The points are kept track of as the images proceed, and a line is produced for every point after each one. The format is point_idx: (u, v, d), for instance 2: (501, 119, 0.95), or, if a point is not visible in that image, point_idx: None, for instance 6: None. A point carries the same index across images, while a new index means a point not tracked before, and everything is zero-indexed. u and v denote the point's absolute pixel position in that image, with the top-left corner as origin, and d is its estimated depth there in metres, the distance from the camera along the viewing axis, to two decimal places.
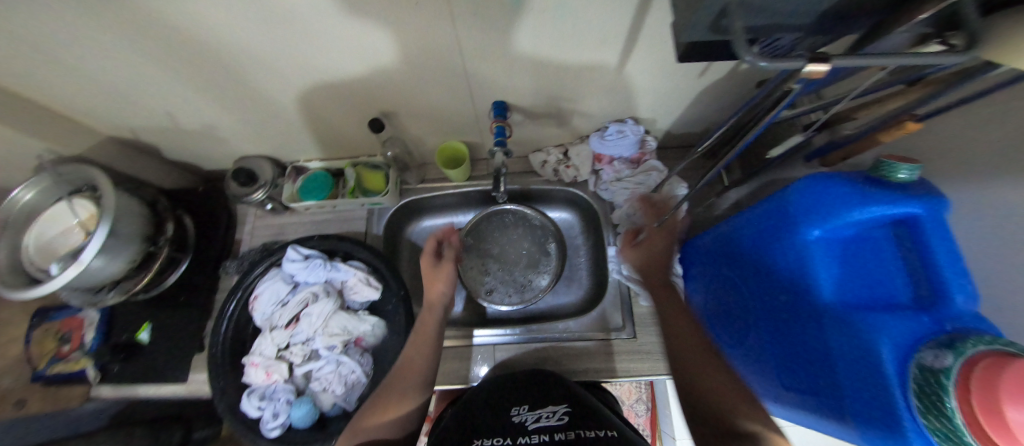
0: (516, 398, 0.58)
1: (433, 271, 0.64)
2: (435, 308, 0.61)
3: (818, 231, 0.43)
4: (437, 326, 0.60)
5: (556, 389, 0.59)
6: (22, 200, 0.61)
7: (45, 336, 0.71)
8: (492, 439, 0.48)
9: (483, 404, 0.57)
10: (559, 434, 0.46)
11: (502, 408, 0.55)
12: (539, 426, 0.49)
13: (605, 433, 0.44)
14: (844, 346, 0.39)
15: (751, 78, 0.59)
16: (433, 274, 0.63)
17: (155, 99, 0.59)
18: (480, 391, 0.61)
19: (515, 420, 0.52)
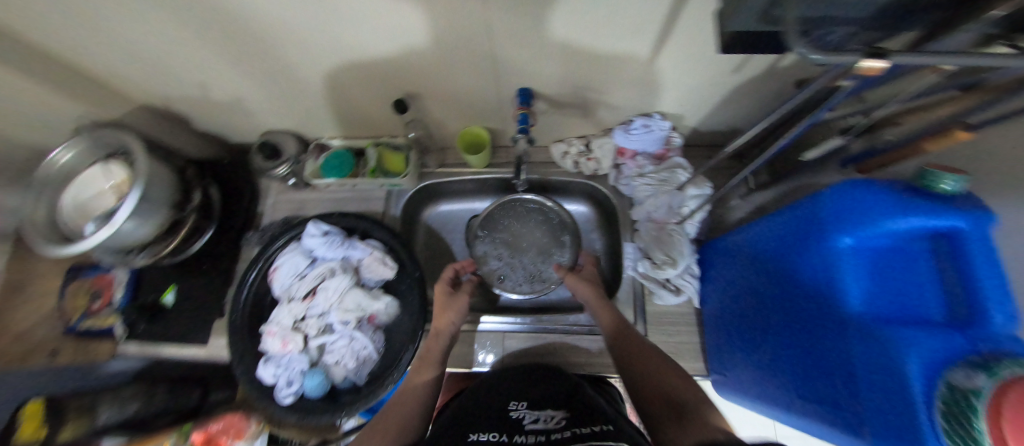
0: (515, 394, 0.57)
1: (448, 302, 0.69)
2: (442, 335, 0.66)
3: (851, 238, 0.41)
4: (441, 352, 0.64)
5: (558, 391, 0.58)
6: (61, 161, 0.62)
7: (79, 291, 0.74)
8: (487, 434, 0.47)
9: (483, 400, 0.56)
10: (555, 433, 0.45)
11: (501, 405, 0.55)
12: (535, 427, 0.48)
13: (601, 429, 0.44)
14: (868, 360, 0.38)
15: (790, 78, 0.56)
16: (444, 305, 0.68)
17: (188, 69, 0.60)
18: (479, 388, 0.61)
19: (513, 416, 0.52)
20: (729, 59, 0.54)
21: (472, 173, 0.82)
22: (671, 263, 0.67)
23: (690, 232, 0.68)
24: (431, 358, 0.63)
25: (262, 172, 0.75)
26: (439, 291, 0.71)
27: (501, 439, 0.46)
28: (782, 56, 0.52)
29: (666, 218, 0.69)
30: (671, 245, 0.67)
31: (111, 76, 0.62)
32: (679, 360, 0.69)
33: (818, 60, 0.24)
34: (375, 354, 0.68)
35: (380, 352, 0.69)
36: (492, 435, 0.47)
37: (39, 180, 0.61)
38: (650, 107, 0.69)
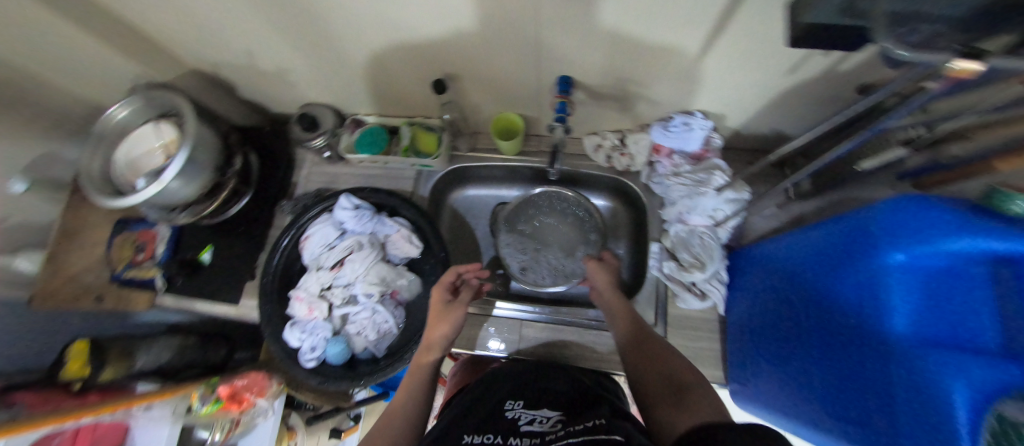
0: (509, 395, 0.56)
1: (445, 311, 0.61)
2: (433, 349, 0.59)
3: (903, 255, 0.38)
4: (430, 368, 0.58)
5: (557, 392, 0.58)
6: (117, 118, 0.65)
7: (125, 243, 0.77)
8: (484, 435, 0.46)
9: (478, 406, 0.54)
10: (550, 433, 0.44)
11: (496, 406, 0.53)
12: (529, 429, 0.47)
13: (595, 422, 0.44)
14: (908, 386, 0.36)
15: (849, 83, 0.53)
16: (441, 314, 0.61)
17: (238, 38, 0.61)
18: (474, 390, 0.60)
19: (508, 417, 0.50)
20: (785, 59, 0.51)
21: (502, 159, 0.82)
22: (698, 266, 0.66)
23: (723, 237, 0.67)
24: (418, 372, 0.58)
25: (298, 142, 0.77)
26: (437, 298, 0.63)
27: (496, 441, 0.44)
28: (844, 60, 0.49)
29: (697, 221, 0.67)
30: (701, 248, 0.66)
31: (166, 39, 0.64)
32: (697, 365, 0.68)
33: (905, 57, 0.22)
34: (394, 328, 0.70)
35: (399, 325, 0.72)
36: (487, 437, 0.45)
37: (97, 134, 0.65)
38: (693, 105, 0.67)
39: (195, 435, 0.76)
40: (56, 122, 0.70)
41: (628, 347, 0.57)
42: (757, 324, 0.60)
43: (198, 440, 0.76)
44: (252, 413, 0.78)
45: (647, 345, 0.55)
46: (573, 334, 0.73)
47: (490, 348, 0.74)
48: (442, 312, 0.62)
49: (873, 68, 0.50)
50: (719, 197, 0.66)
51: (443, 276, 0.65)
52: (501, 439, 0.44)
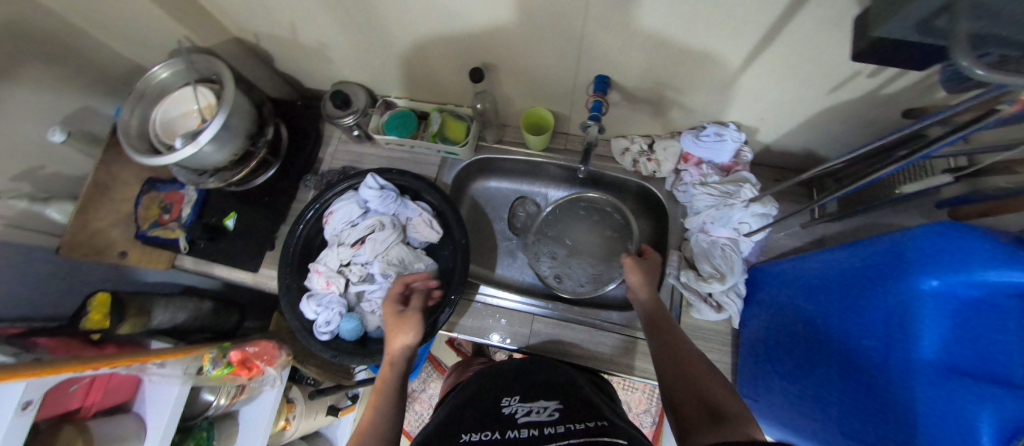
0: (507, 390, 0.58)
1: (399, 320, 0.56)
2: (395, 360, 0.54)
3: (937, 281, 0.37)
4: (396, 382, 0.52)
5: (555, 383, 0.59)
6: (159, 77, 0.67)
7: (152, 203, 0.79)
8: (480, 432, 0.47)
9: (474, 399, 0.56)
10: (548, 428, 0.45)
11: (494, 402, 0.55)
12: (529, 420, 0.48)
13: (595, 424, 0.44)
14: (934, 411, 0.36)
15: (891, 107, 0.53)
16: (396, 325, 0.56)
17: (283, 11, 0.62)
18: (474, 383, 0.61)
19: (506, 411, 0.51)
20: (829, 78, 0.51)
21: (526, 153, 0.84)
22: (718, 278, 0.65)
23: (745, 250, 0.66)
24: (382, 388, 0.51)
25: (329, 119, 0.76)
26: (388, 312, 0.58)
27: (494, 437, 0.45)
28: (890, 83, 0.49)
29: (721, 232, 0.67)
30: (722, 259, 0.66)
31: (212, 5, 0.65)
32: None
33: (984, 77, 0.22)
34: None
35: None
36: (484, 435, 0.46)
37: (138, 91, 0.66)
38: (727, 116, 0.67)
39: (199, 399, 0.76)
40: (96, 76, 0.71)
41: (661, 362, 0.49)
42: (770, 339, 0.60)
43: (202, 404, 0.75)
44: (260, 380, 0.83)
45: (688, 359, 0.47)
46: (582, 333, 0.73)
47: (493, 340, 0.75)
48: (397, 323, 0.56)
49: (919, 95, 0.49)
50: (747, 210, 0.65)
51: (392, 288, 0.61)
52: (499, 436, 0.46)
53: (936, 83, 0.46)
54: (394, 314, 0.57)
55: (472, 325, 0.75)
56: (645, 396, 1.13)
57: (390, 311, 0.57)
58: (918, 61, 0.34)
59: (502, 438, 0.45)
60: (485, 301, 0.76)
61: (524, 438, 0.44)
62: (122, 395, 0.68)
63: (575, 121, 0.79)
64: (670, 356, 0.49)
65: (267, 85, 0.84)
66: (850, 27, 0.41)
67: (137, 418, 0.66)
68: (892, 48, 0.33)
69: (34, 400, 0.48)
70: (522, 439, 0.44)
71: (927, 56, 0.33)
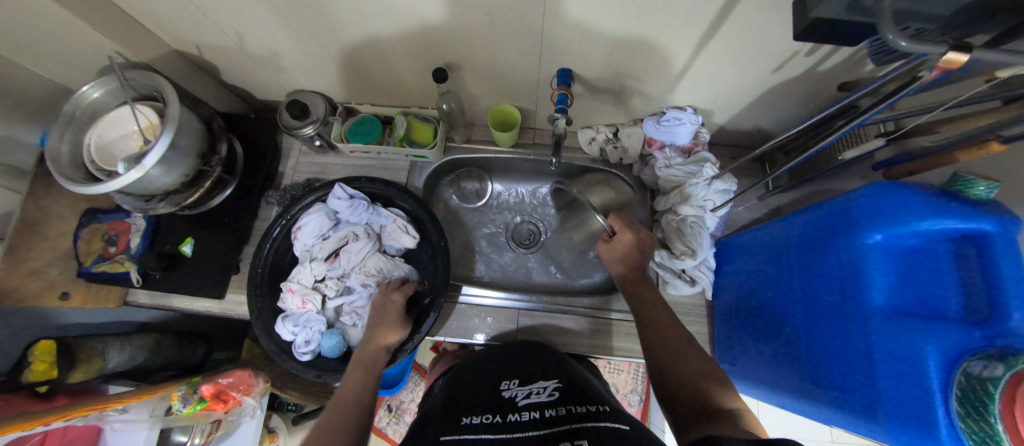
0: (505, 374, 0.58)
1: (396, 320, 0.63)
2: (381, 349, 0.60)
3: (880, 235, 0.41)
4: (379, 366, 0.58)
5: (552, 364, 0.60)
6: (90, 97, 0.62)
7: (93, 236, 0.72)
8: (481, 416, 0.47)
9: (466, 383, 0.57)
10: (549, 410, 0.46)
11: (492, 386, 0.55)
12: (529, 402, 0.49)
13: (597, 408, 0.44)
14: (889, 351, 0.39)
15: (826, 82, 0.58)
16: (389, 324, 0.62)
17: (224, 20, 0.59)
18: (466, 370, 0.62)
19: (506, 396, 0.52)
20: (772, 59, 0.54)
21: (496, 150, 0.84)
22: (689, 254, 0.68)
23: (711, 225, 0.69)
24: (370, 367, 0.57)
25: (286, 130, 0.72)
26: (393, 308, 0.64)
27: (496, 419, 0.46)
28: (825, 60, 0.53)
29: (688, 210, 0.69)
30: (692, 236, 0.67)
31: (142, 15, 0.60)
32: None
33: (906, 48, 0.24)
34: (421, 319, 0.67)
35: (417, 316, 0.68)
36: (486, 417, 0.46)
37: (66, 114, 0.60)
38: (683, 101, 0.70)
39: (171, 441, 0.71)
40: (11, 101, 0.64)
41: (654, 348, 0.50)
42: (741, 306, 0.64)
43: None
44: (237, 412, 0.78)
45: (684, 349, 0.49)
46: (565, 322, 0.75)
47: (476, 340, 0.74)
48: (394, 322, 0.62)
49: (850, 69, 0.54)
50: (710, 187, 0.68)
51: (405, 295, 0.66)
52: (500, 418, 0.46)
53: (862, 57, 0.51)
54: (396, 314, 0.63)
55: (456, 327, 0.74)
56: (630, 377, 1.17)
57: (388, 310, 0.63)
58: (848, 37, 0.37)
59: (504, 420, 0.45)
60: (468, 301, 0.76)
61: (527, 420, 0.44)
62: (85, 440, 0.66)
63: (541, 115, 0.80)
64: (667, 345, 0.49)
65: (214, 99, 0.79)
66: (786, 10, 0.45)
67: None
68: (826, 26, 0.36)
69: None
70: (524, 421, 0.44)
71: (853, 32, 0.36)
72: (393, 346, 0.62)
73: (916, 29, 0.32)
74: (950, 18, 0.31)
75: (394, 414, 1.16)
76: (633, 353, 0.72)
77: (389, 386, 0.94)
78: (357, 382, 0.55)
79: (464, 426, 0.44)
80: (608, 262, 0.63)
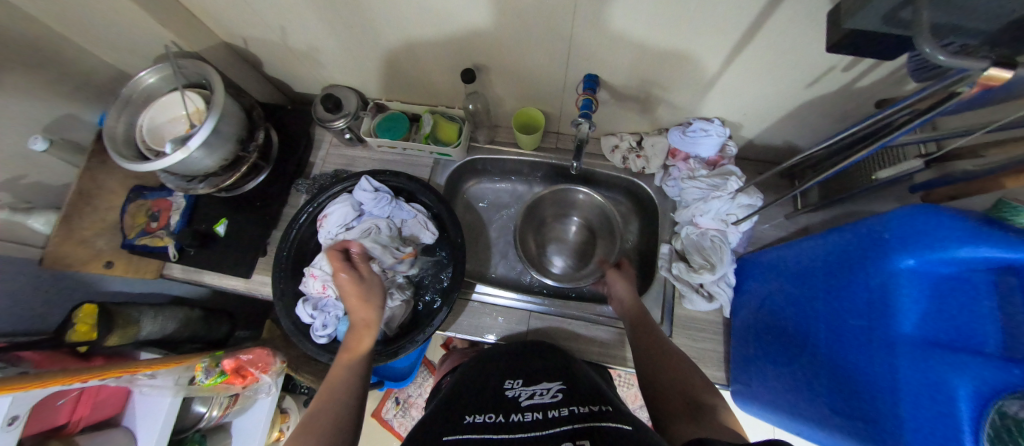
0: (509, 373, 0.59)
1: (364, 293, 0.63)
2: (364, 325, 0.61)
3: (913, 260, 0.39)
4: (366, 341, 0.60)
5: (557, 364, 0.60)
6: (146, 82, 0.67)
7: (139, 210, 0.77)
8: (484, 415, 0.47)
9: (472, 381, 0.58)
10: (551, 410, 0.46)
11: (497, 385, 0.56)
12: (531, 403, 0.49)
13: (599, 408, 0.44)
14: (916, 384, 0.37)
15: (864, 99, 0.56)
16: (359, 293, 0.63)
17: (271, 16, 0.62)
18: (468, 370, 0.62)
19: (508, 395, 0.53)
20: (806, 72, 0.53)
21: (518, 153, 0.85)
22: (709, 269, 0.66)
23: (732, 241, 0.68)
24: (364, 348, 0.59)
25: (319, 123, 0.75)
26: (342, 287, 0.63)
27: (498, 419, 0.46)
28: (863, 76, 0.52)
29: (709, 224, 0.69)
30: (713, 250, 0.67)
31: (197, 8, 0.64)
32: (700, 365, 0.71)
33: (943, 62, 0.24)
34: (373, 248, 0.69)
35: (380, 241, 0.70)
36: (488, 416, 0.47)
37: (124, 97, 0.65)
38: (711, 112, 0.69)
39: (191, 411, 0.74)
40: (77, 82, 0.70)
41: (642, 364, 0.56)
42: (763, 325, 0.61)
43: (194, 417, 0.74)
44: (254, 388, 0.82)
45: (668, 361, 0.54)
46: (578, 328, 0.74)
47: (487, 338, 0.75)
48: (353, 292, 0.62)
49: (890, 87, 0.52)
50: (734, 201, 0.67)
51: (332, 264, 0.64)
52: (503, 418, 0.46)
53: (904, 75, 0.49)
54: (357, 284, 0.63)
55: (468, 325, 0.75)
56: (640, 392, 1.14)
57: (343, 286, 0.63)
58: (884, 51, 0.36)
59: (506, 420, 0.45)
60: (481, 300, 0.77)
61: (529, 421, 0.44)
62: (110, 409, 0.67)
63: (565, 120, 0.81)
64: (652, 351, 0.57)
65: (256, 90, 0.84)
66: (823, 23, 0.44)
67: (127, 433, 0.65)
68: (863, 40, 0.35)
69: (19, 416, 0.47)
70: (526, 421, 0.44)
71: (891, 46, 0.35)
72: (382, 304, 0.65)
73: (959, 45, 0.32)
74: (1000, 34, 0.29)
75: (401, 407, 1.18)
76: None
77: (398, 378, 0.96)
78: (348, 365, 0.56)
79: (467, 425, 0.45)
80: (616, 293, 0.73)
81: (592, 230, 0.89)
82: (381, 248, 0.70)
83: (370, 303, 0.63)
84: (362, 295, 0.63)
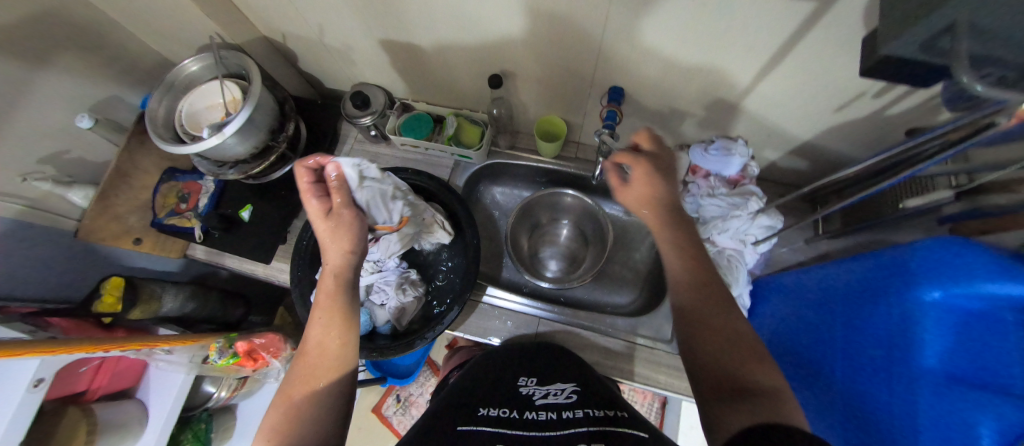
0: (523, 372, 0.60)
1: (332, 229, 0.53)
2: (340, 271, 0.52)
3: (939, 293, 0.38)
4: (345, 297, 0.51)
5: (569, 368, 0.61)
6: (189, 70, 0.70)
7: (170, 191, 0.80)
8: (498, 409, 0.48)
9: (485, 375, 0.59)
10: (566, 411, 0.46)
11: (510, 382, 0.57)
12: (546, 402, 0.50)
13: (616, 414, 0.44)
14: (935, 419, 0.36)
15: (893, 127, 0.56)
16: (330, 232, 0.53)
17: (312, 13, 0.65)
18: (480, 365, 0.63)
19: (523, 392, 0.54)
20: (835, 97, 0.53)
21: (537, 159, 0.86)
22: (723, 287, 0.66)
23: (747, 261, 0.67)
24: (335, 307, 0.50)
25: (347, 118, 0.78)
26: (312, 216, 0.54)
27: (511, 415, 0.47)
28: (893, 104, 0.51)
29: (726, 243, 0.68)
30: (728, 269, 0.66)
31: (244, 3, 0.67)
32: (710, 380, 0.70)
33: (981, 93, 0.23)
34: (353, 175, 0.55)
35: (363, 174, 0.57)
36: (502, 411, 0.48)
37: (168, 83, 0.69)
38: (734, 131, 0.69)
39: (201, 390, 0.76)
40: (124, 66, 0.74)
41: (682, 311, 0.47)
42: (777, 348, 0.60)
43: (203, 396, 0.76)
44: (263, 373, 0.84)
45: (716, 316, 0.45)
46: (586, 337, 0.75)
47: (492, 340, 0.75)
48: (320, 225, 0.53)
49: (921, 116, 0.52)
50: (753, 222, 0.66)
51: (300, 184, 0.54)
52: (517, 414, 0.47)
53: (937, 105, 0.48)
54: (325, 217, 0.53)
55: (476, 326, 0.76)
56: (643, 409, 1.11)
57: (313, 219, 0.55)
58: (916, 83, 0.36)
59: (521, 416, 0.46)
60: (490, 302, 0.77)
61: (542, 419, 0.45)
62: (128, 380, 0.69)
63: (586, 130, 0.82)
64: (700, 308, 0.46)
65: (289, 83, 0.87)
66: (855, 49, 0.44)
67: (140, 404, 0.67)
68: (898, 71, 0.35)
69: (46, 378, 0.49)
70: (540, 419, 0.45)
71: (928, 78, 0.34)
72: (356, 248, 0.54)
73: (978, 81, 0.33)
74: None
75: (401, 405, 1.18)
76: (654, 383, 0.70)
77: (402, 375, 0.97)
78: (320, 329, 0.48)
79: (479, 417, 0.46)
80: (632, 207, 0.58)
81: (585, 234, 0.91)
82: (362, 180, 0.57)
83: (339, 240, 0.53)
84: (332, 229, 0.53)
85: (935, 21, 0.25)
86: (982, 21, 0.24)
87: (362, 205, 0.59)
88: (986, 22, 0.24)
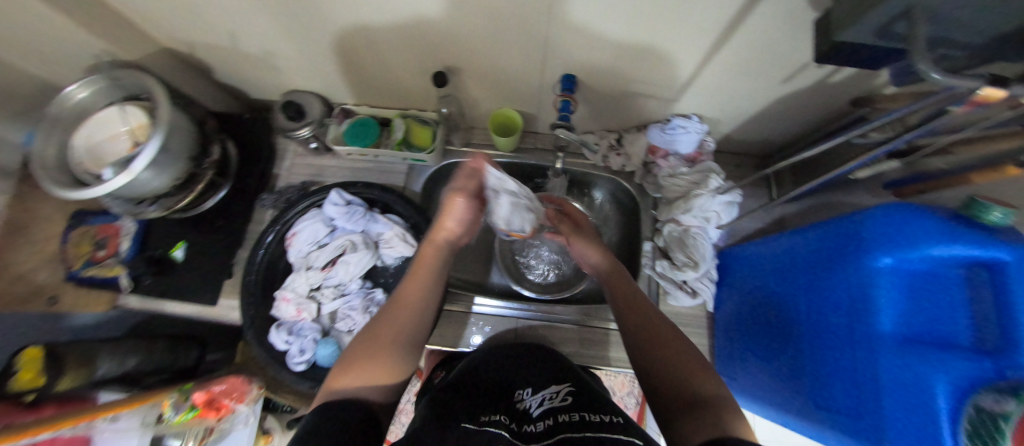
0: (516, 381, 0.57)
1: (461, 216, 0.52)
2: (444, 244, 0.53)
3: (890, 259, 0.40)
4: (442, 265, 0.52)
5: (562, 371, 0.58)
6: (76, 98, 0.59)
7: (83, 239, 0.72)
8: (494, 415, 0.47)
9: (483, 379, 0.58)
10: (563, 416, 0.44)
11: (507, 391, 0.55)
12: (543, 411, 0.48)
13: (610, 419, 0.41)
14: (896, 375, 0.38)
15: (837, 94, 0.56)
16: (455, 216, 0.52)
17: (215, 18, 0.56)
18: (475, 366, 0.61)
19: (520, 406, 0.51)
20: (782, 70, 0.53)
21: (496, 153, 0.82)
22: (692, 266, 0.67)
23: (712, 236, 0.68)
24: (432, 268, 0.50)
25: (282, 132, 0.71)
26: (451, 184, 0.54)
27: (512, 425, 0.45)
28: (837, 72, 0.51)
29: (690, 221, 0.68)
30: (694, 247, 0.67)
31: (135, 14, 0.57)
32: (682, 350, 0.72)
33: (936, 81, 0.22)
34: (496, 183, 0.51)
35: (508, 187, 0.53)
36: (500, 417, 0.46)
37: (52, 116, 0.58)
38: (688, 109, 0.68)
39: None
40: None
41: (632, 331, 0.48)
42: (747, 319, 0.61)
43: None
44: (229, 419, 0.71)
45: (660, 336, 0.45)
46: (565, 331, 0.74)
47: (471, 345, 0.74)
48: (450, 199, 0.51)
49: (861, 82, 0.52)
50: (715, 199, 0.66)
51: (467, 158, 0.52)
52: (517, 427, 0.45)
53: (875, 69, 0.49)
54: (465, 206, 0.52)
55: (454, 336, 0.73)
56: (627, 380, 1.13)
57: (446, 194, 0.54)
58: (864, 62, 0.35)
59: (518, 430, 0.44)
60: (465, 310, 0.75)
61: (542, 429, 0.43)
62: None
63: (542, 121, 0.79)
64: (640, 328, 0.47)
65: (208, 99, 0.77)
66: (801, 20, 0.43)
67: None
68: (846, 52, 0.34)
69: None
70: (538, 431, 0.43)
71: (879, 57, 0.33)
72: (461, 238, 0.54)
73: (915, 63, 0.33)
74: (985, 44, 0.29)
75: None
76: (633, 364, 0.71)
77: None
78: (416, 286, 0.48)
79: (483, 420, 0.45)
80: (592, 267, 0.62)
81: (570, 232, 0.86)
82: (507, 190, 0.52)
83: (451, 225, 0.52)
84: (456, 218, 0.52)
85: (890, 6, 0.24)
86: (937, 4, 0.23)
87: (496, 211, 0.55)
88: (942, 7, 0.23)
